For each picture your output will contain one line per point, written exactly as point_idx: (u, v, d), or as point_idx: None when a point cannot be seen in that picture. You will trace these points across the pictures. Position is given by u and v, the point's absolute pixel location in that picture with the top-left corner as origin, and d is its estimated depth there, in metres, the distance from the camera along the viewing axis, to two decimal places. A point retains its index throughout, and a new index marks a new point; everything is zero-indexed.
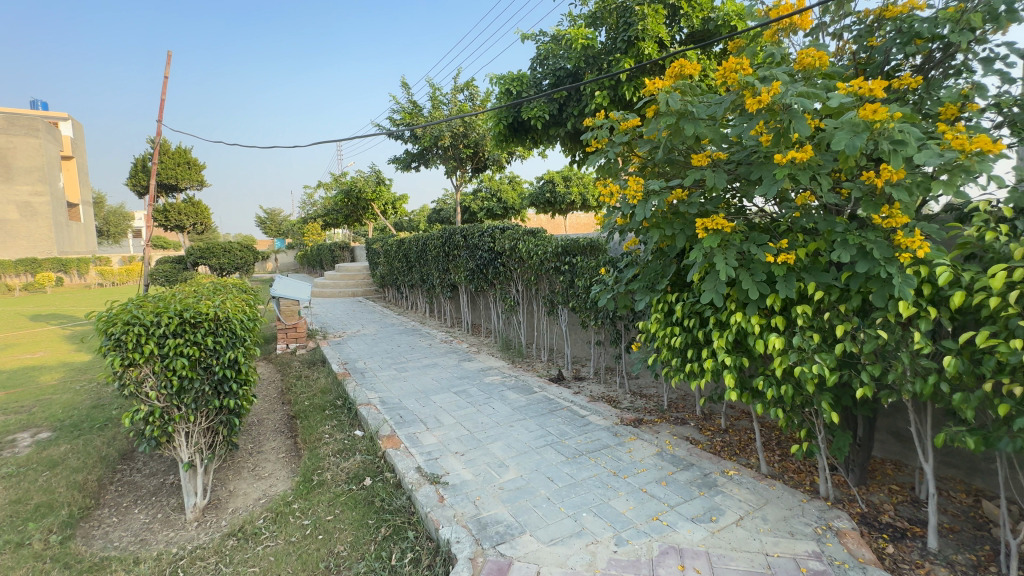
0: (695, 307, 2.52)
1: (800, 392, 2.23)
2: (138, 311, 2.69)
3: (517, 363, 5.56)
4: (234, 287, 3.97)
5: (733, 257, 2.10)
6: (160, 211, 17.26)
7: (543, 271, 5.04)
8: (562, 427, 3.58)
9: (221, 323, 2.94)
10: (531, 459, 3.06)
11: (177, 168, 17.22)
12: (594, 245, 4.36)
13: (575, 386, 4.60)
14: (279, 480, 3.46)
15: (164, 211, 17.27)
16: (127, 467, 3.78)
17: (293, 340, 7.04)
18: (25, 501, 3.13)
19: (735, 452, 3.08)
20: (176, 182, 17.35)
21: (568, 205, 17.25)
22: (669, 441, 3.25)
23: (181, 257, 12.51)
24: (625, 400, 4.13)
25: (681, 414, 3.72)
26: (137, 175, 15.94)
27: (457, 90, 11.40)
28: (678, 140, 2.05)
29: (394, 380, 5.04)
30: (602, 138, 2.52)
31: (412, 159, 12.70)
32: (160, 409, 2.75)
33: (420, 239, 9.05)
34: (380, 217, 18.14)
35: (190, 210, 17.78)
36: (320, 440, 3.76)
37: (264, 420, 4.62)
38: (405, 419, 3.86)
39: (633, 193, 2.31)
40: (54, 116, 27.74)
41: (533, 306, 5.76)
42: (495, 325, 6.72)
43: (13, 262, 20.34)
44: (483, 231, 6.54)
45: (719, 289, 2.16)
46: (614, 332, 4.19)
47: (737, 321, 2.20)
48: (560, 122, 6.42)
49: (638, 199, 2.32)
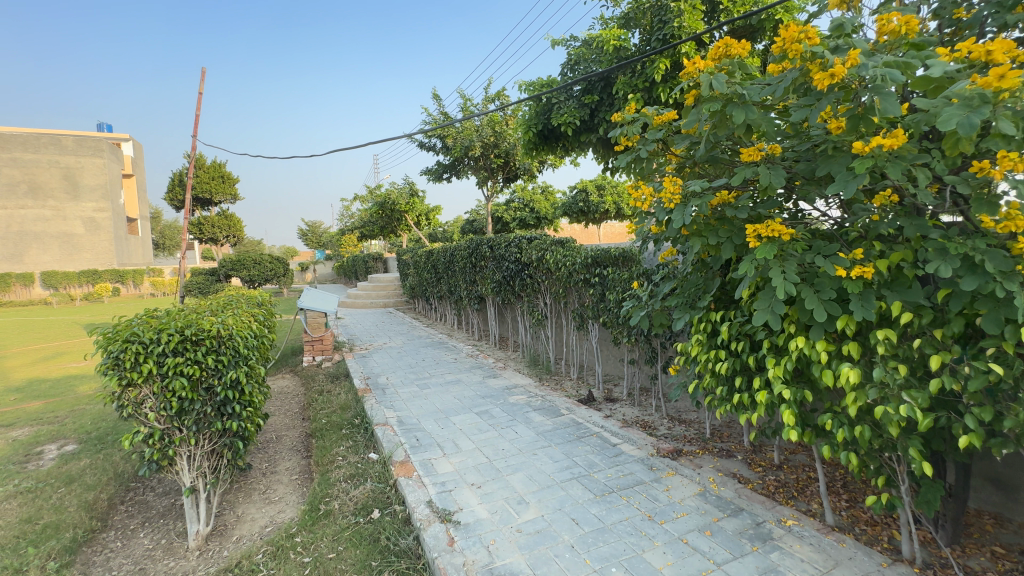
0: (745, 328, 2.15)
1: (879, 435, 1.83)
2: (139, 328, 2.55)
3: (544, 381, 5.24)
4: (249, 301, 3.85)
5: (793, 271, 1.74)
6: (196, 224, 17.91)
7: (572, 284, 4.73)
8: (590, 457, 3.23)
9: (224, 341, 2.79)
10: (555, 496, 2.73)
11: (213, 181, 17.96)
12: (627, 255, 4.02)
13: (607, 408, 4.24)
14: (288, 505, 3.28)
15: (199, 224, 17.92)
16: (141, 485, 3.69)
17: (319, 352, 6.96)
18: (34, 521, 3.06)
19: (792, 496, 2.65)
20: (210, 195, 18.03)
21: (601, 214, 16.88)
22: (713, 479, 2.85)
23: (214, 268, 12.84)
24: (661, 427, 3.74)
25: (726, 445, 3.31)
26: (176, 189, 16.63)
27: (488, 101, 11.32)
28: (724, 131, 1.73)
29: (414, 398, 4.81)
30: (633, 134, 2.22)
31: (444, 170, 12.66)
32: (160, 431, 2.60)
33: (447, 250, 8.92)
34: (413, 228, 18.27)
35: (223, 223, 18.42)
36: (332, 463, 3.56)
37: (281, 437, 4.50)
38: (421, 443, 3.61)
39: (669, 195, 1.99)
40: (118, 138, 29.89)
41: (562, 320, 5.45)
42: (522, 339, 6.43)
43: (77, 274, 21.84)
44: (510, 242, 6.31)
45: (777, 310, 1.80)
46: (649, 351, 3.83)
47: (799, 347, 1.82)
48: (592, 128, 6.12)
49: (675, 202, 1.99)
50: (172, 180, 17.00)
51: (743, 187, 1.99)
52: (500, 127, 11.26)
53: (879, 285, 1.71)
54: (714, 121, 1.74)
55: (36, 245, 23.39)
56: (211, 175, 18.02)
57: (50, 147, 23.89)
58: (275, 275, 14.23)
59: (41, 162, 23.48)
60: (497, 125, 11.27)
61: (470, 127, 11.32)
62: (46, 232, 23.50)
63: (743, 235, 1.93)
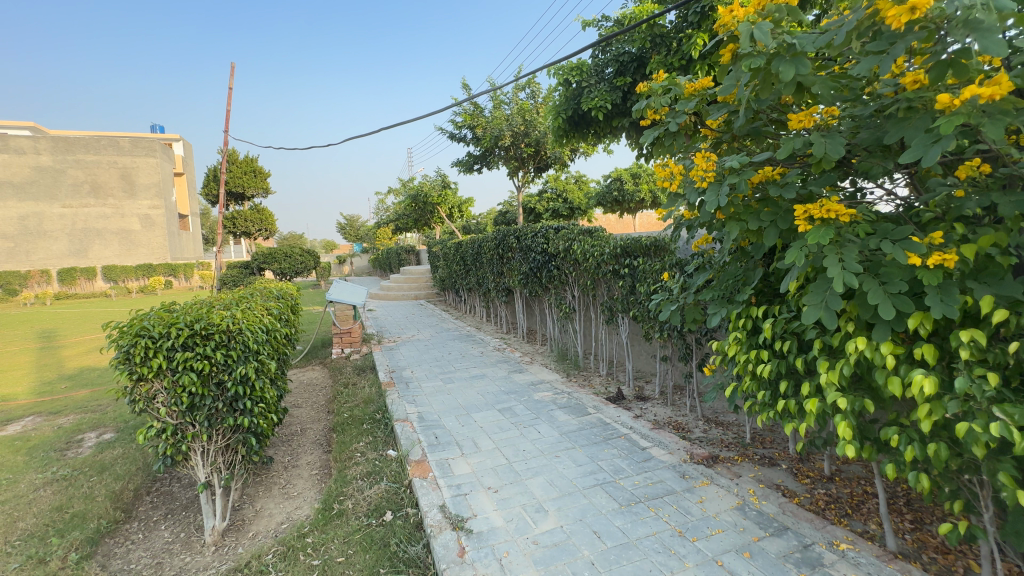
0: (791, 326, 1.87)
1: (959, 455, 1.53)
2: (150, 322, 2.51)
3: (572, 377, 5.02)
4: (268, 296, 3.82)
5: (854, 258, 1.45)
6: (228, 220, 18.43)
7: (600, 276, 4.47)
8: (616, 461, 3.01)
9: (234, 336, 2.73)
10: (576, 504, 2.53)
11: (246, 176, 18.47)
12: (659, 244, 3.75)
13: (637, 408, 3.99)
14: (306, 501, 3.24)
15: (232, 218, 18.44)
16: (167, 475, 3.74)
17: (348, 344, 6.97)
18: (64, 510, 3.13)
19: (845, 514, 2.35)
20: (242, 189, 18.52)
21: (636, 202, 16.32)
22: (753, 490, 2.57)
23: (247, 262, 13.19)
24: (696, 430, 3.46)
25: (768, 452, 3.03)
26: (212, 185, 17.20)
27: (519, 88, 11.08)
28: (769, 92, 1.46)
29: (437, 392, 4.69)
30: (660, 105, 1.97)
31: (474, 161, 12.50)
32: (173, 427, 2.57)
33: (475, 242, 8.79)
34: (446, 221, 18.23)
35: (257, 217, 18.90)
36: (350, 459, 3.49)
37: (305, 430, 4.49)
38: (439, 441, 3.48)
39: (701, 172, 1.71)
40: (169, 137, 31.45)
41: (590, 313, 5.20)
42: (550, 332, 6.22)
43: (133, 268, 23.18)
44: (537, 232, 6.09)
45: (833, 306, 1.51)
46: (683, 348, 3.55)
47: (859, 349, 1.54)
48: (624, 112, 5.80)
49: (709, 181, 1.71)
50: (212, 176, 17.61)
51: (790, 163, 1.71)
52: (530, 115, 10.99)
53: (963, 276, 1.41)
54: (759, 83, 1.47)
55: (97, 240, 24.94)
56: (243, 169, 18.51)
57: (108, 148, 25.28)
58: (303, 267, 14.55)
59: (100, 162, 24.89)
60: (527, 114, 11.01)
61: (500, 117, 11.11)
62: (107, 228, 24.97)
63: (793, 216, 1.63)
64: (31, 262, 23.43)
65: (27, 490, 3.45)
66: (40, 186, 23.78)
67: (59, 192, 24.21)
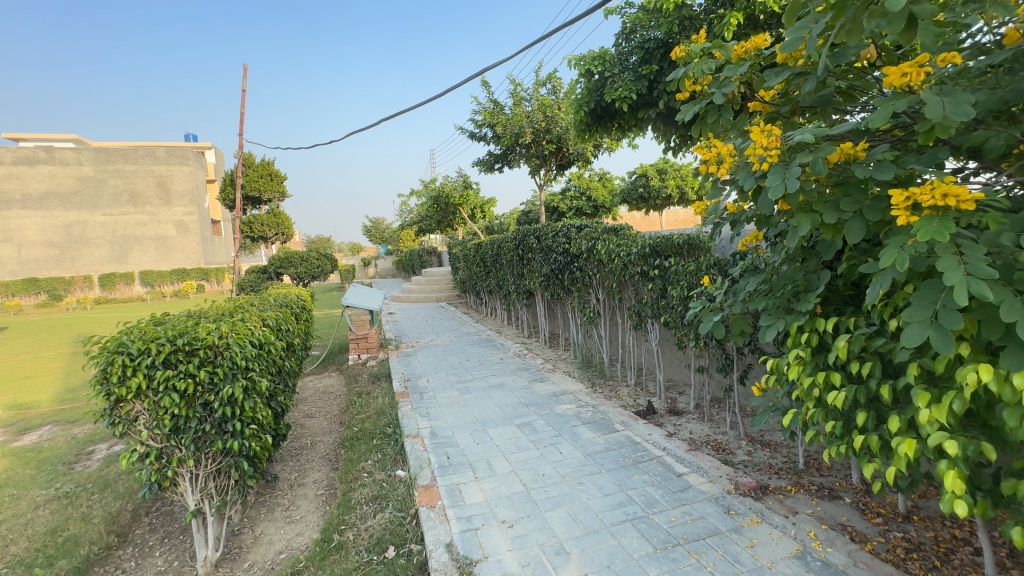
0: (876, 345, 1.47)
1: None
2: (130, 337, 2.29)
3: (597, 387, 4.65)
4: (271, 306, 3.61)
5: (981, 260, 1.06)
6: (248, 223, 18.60)
7: (626, 278, 4.10)
8: (648, 490, 2.64)
9: (221, 351, 2.49)
10: (603, 546, 2.18)
11: (264, 180, 18.63)
12: (693, 243, 3.37)
13: (670, 424, 3.61)
14: (308, 527, 2.98)
15: (251, 222, 18.59)
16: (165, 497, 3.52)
17: (365, 350, 6.77)
18: (58, 532, 2.98)
19: (933, 567, 1.91)
20: (261, 194, 18.70)
21: (663, 198, 15.67)
22: (814, 534, 2.17)
23: (265, 266, 13.23)
24: (739, 452, 3.07)
25: (827, 482, 2.61)
26: (234, 190, 17.44)
27: (539, 84, 10.74)
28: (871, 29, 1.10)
29: (452, 404, 4.41)
30: (704, 71, 1.63)
31: (495, 160, 12.21)
32: (157, 451, 2.34)
33: (495, 243, 8.50)
34: (468, 221, 18.00)
35: (275, 221, 18.99)
36: (357, 480, 3.23)
37: (315, 443, 4.27)
38: (451, 463, 3.18)
39: (763, 147, 1.32)
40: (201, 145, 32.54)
41: (616, 317, 4.83)
42: (573, 338, 5.85)
43: (166, 273, 23.88)
44: (558, 231, 5.75)
45: (949, 325, 1.13)
46: (722, 358, 3.16)
47: (982, 380, 1.14)
48: (651, 102, 5.39)
49: (773, 159, 1.32)
50: (236, 182, 17.87)
51: (875, 139, 1.34)
52: (551, 111, 10.61)
53: None
54: (848, 22, 1.12)
55: (135, 246, 25.79)
56: (262, 173, 18.69)
57: (144, 158, 26.09)
58: (320, 272, 14.47)
59: (136, 171, 25.73)
60: (548, 110, 10.63)
61: (520, 114, 10.79)
62: (143, 235, 25.76)
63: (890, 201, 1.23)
64: (73, 268, 24.46)
65: (26, 508, 3.32)
66: (82, 196, 24.82)
67: (99, 201, 25.20)
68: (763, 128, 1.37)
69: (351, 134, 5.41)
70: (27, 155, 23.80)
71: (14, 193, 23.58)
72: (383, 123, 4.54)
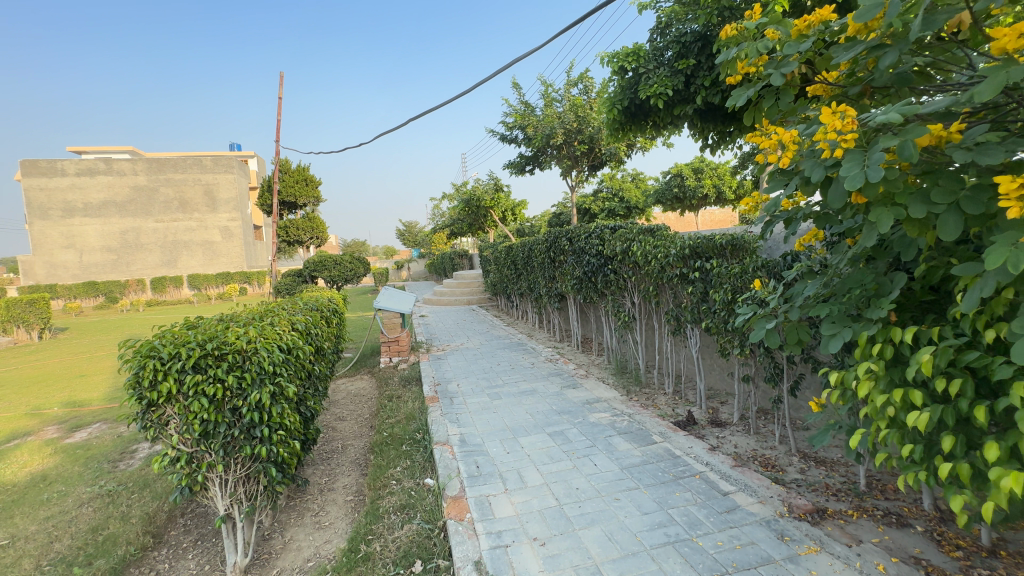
0: (970, 360, 1.26)
1: None
2: (161, 342, 2.29)
3: (633, 394, 4.45)
4: (302, 310, 3.61)
5: None
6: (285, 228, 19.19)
7: (664, 280, 3.90)
8: (690, 510, 2.46)
9: (249, 356, 2.47)
10: (642, 571, 2.02)
11: (298, 186, 19.18)
12: (737, 244, 3.16)
13: (712, 436, 3.39)
14: (337, 535, 2.94)
15: (288, 227, 19.16)
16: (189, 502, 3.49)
17: (396, 353, 6.78)
18: (99, 531, 3.05)
19: None
20: (295, 199, 19.27)
21: (700, 199, 15.19)
22: (883, 567, 1.93)
23: (300, 270, 13.57)
24: (791, 469, 2.83)
25: (894, 507, 2.35)
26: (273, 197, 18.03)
27: (570, 85, 10.59)
28: None
29: (482, 411, 4.31)
30: (761, 49, 1.49)
31: (526, 162, 12.10)
32: (188, 455, 2.33)
33: (526, 245, 8.40)
34: (499, 224, 17.97)
35: (309, 226, 19.49)
36: (385, 488, 3.17)
37: (346, 447, 4.26)
38: (481, 473, 3.07)
39: (839, 127, 1.15)
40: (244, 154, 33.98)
41: (653, 322, 4.62)
42: (607, 342, 5.65)
43: (211, 276, 24.97)
44: (591, 232, 5.58)
45: None
46: (771, 367, 2.94)
47: None
48: (688, 98, 5.15)
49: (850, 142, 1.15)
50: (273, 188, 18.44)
51: (969, 121, 1.16)
52: (583, 111, 10.41)
53: None
54: None
55: (183, 251, 27.10)
56: (297, 179, 19.23)
57: (192, 167, 27.39)
58: (354, 275, 14.68)
59: (185, 180, 27.04)
60: (580, 110, 10.44)
61: (551, 115, 10.66)
62: (191, 240, 27.04)
63: (994, 191, 1.04)
64: (128, 272, 25.93)
65: (72, 506, 3.43)
66: (136, 204, 26.29)
67: (151, 209, 26.62)
68: (834, 110, 1.20)
69: (378, 137, 5.42)
70: (89, 167, 25.48)
71: (77, 202, 25.26)
72: (407, 124, 4.49)
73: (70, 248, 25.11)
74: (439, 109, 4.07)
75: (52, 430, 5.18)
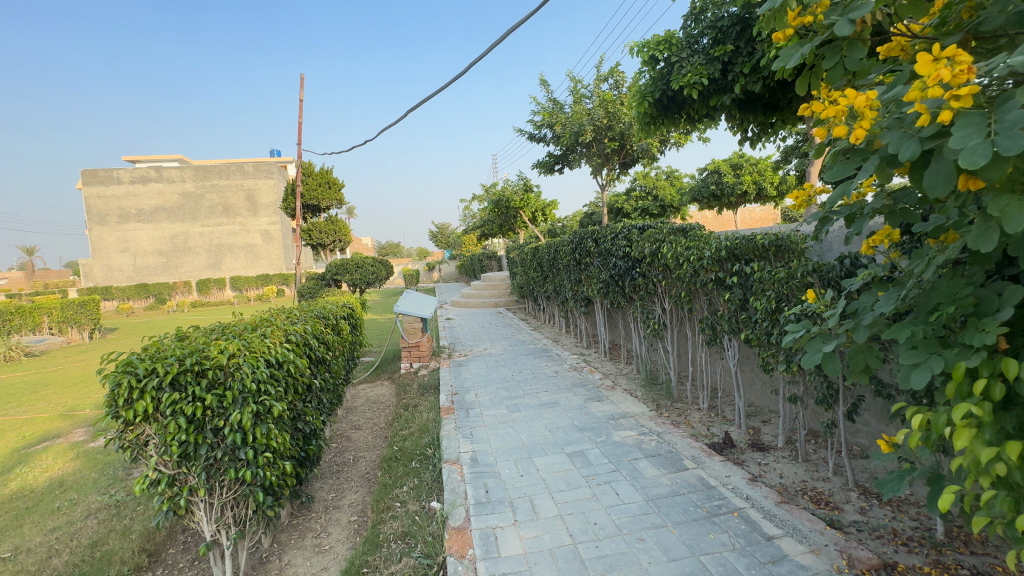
0: None
1: None
2: (140, 356, 2.13)
3: (664, 410, 4.06)
4: (305, 316, 3.43)
5: None
6: (318, 232, 19.56)
7: (697, 286, 3.52)
8: (727, 559, 2.09)
9: (232, 372, 2.29)
10: None
11: (321, 189, 19.41)
12: (782, 245, 2.76)
13: (754, 462, 2.99)
14: (334, 562, 2.72)
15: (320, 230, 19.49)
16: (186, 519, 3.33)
17: (416, 359, 6.58)
18: (98, 547, 2.95)
19: None
20: (318, 202, 19.55)
21: (739, 197, 14.42)
22: None
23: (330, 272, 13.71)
24: (849, 508, 2.41)
25: (985, 567, 1.91)
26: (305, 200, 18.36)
27: (601, 80, 10.19)
28: None
29: (499, 425, 4.03)
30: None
31: (555, 161, 11.76)
32: (168, 478, 2.16)
33: (553, 246, 8.08)
34: (529, 224, 17.66)
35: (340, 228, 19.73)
36: (388, 511, 2.93)
37: (357, 460, 4.07)
38: (490, 499, 2.79)
39: (951, 77, 0.85)
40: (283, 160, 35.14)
41: (685, 330, 4.21)
42: (636, 350, 5.26)
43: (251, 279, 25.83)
44: (618, 233, 5.21)
45: None
46: (824, 388, 2.53)
47: None
48: (725, 87, 4.72)
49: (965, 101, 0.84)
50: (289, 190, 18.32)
51: None
52: (613, 107, 9.95)
53: None
54: None
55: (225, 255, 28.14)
56: (324, 181, 19.49)
57: (235, 173, 28.20)
58: (377, 278, 14.76)
59: (227, 185, 28.00)
60: (610, 105, 9.99)
61: (580, 112, 10.31)
62: (233, 244, 28.06)
63: None
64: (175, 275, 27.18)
65: (80, 516, 3.37)
66: (183, 209, 27.51)
67: (196, 214, 27.78)
68: (936, 56, 0.91)
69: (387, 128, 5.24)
70: (141, 175, 26.90)
71: (131, 208, 26.74)
72: (413, 111, 4.29)
73: (124, 252, 26.60)
74: (442, 91, 3.83)
75: (80, 433, 5.26)
